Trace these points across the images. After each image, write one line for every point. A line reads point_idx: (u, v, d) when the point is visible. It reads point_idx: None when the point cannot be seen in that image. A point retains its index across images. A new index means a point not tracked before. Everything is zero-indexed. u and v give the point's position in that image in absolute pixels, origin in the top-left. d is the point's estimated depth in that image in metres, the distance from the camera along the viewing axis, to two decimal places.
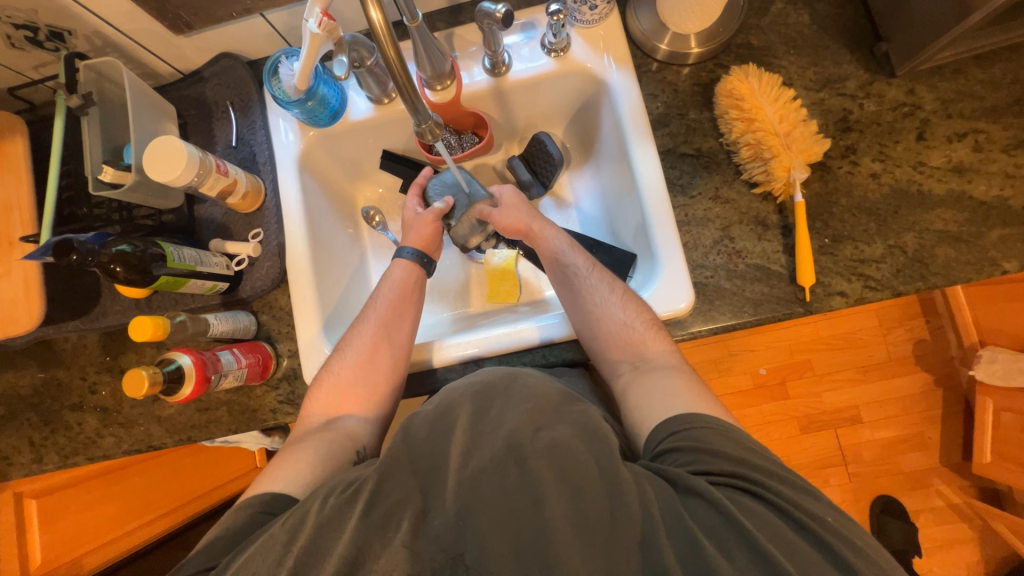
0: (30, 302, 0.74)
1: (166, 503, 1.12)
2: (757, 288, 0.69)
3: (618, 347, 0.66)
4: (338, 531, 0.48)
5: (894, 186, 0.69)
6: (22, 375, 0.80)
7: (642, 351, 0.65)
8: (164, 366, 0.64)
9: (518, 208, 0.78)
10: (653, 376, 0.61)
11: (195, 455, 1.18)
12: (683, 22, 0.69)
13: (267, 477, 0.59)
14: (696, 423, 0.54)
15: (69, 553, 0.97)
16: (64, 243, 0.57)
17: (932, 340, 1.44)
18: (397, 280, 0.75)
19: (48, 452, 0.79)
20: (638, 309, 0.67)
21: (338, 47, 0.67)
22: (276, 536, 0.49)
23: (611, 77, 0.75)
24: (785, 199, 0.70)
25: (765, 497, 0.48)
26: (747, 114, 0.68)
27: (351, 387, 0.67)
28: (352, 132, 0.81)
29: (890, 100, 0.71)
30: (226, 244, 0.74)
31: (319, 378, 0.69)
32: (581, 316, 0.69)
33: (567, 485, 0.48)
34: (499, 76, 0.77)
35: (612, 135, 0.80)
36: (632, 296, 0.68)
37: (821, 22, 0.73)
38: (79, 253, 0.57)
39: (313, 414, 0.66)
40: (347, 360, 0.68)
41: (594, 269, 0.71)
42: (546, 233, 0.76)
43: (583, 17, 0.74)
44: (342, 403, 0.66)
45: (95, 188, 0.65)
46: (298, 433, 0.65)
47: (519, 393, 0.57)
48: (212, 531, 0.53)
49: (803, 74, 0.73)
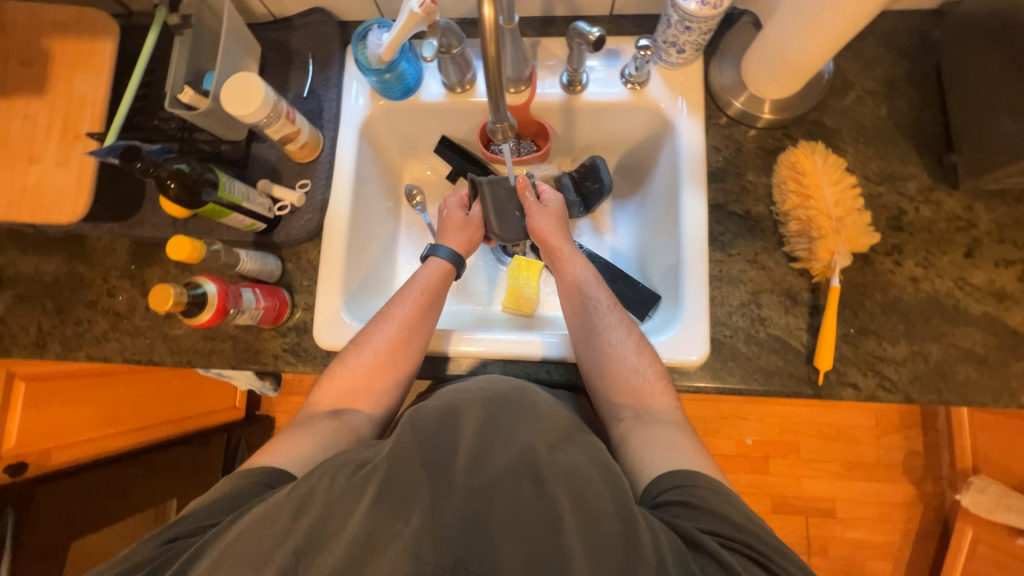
0: (79, 197, 0.70)
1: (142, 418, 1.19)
2: (771, 359, 0.70)
3: (625, 392, 0.65)
4: (347, 512, 0.48)
5: (930, 295, 0.69)
6: (50, 261, 0.83)
7: (647, 400, 0.64)
8: (190, 289, 0.65)
9: (556, 220, 0.79)
10: (657, 431, 0.61)
11: (182, 379, 1.27)
12: (763, 86, 0.72)
13: (268, 450, 0.61)
14: (700, 481, 0.54)
15: (41, 443, 1.00)
16: (133, 150, 0.61)
17: (926, 454, 1.41)
18: (428, 282, 0.74)
19: (52, 341, 0.81)
20: (650, 359, 0.67)
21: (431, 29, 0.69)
22: (282, 507, 0.49)
23: (679, 121, 0.77)
24: (820, 280, 0.70)
25: (767, 566, 0.48)
26: (804, 190, 0.68)
27: (362, 385, 0.68)
28: (419, 111, 0.83)
29: (946, 210, 0.71)
30: (273, 187, 0.76)
31: (332, 369, 0.69)
32: (592, 352, 0.68)
33: (580, 513, 0.47)
34: (573, 94, 0.79)
35: (666, 177, 0.81)
36: (646, 345, 0.68)
37: (897, 118, 0.74)
38: (143, 162, 0.61)
39: (320, 401, 0.68)
40: (362, 358, 0.69)
41: (614, 308, 0.72)
42: (572, 262, 0.76)
43: (669, 59, 0.75)
44: (350, 397, 0.67)
45: (168, 104, 0.66)
46: (304, 416, 0.67)
47: (530, 409, 0.56)
48: (213, 491, 0.55)
49: (867, 164, 0.73)
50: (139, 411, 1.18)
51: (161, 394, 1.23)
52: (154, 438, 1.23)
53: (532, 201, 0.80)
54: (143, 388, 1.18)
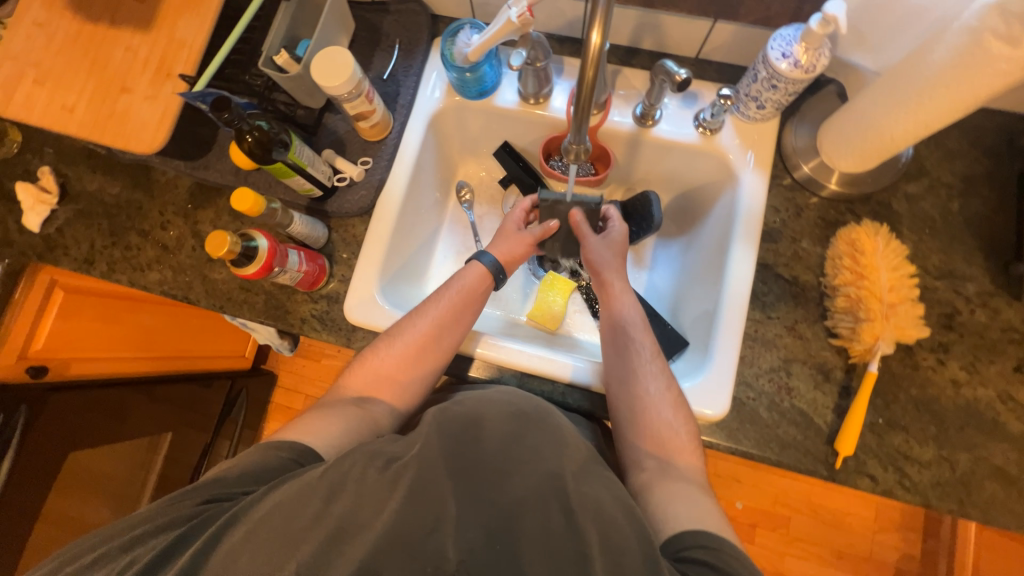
0: (158, 131, 0.73)
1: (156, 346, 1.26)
2: (791, 431, 0.68)
3: (653, 442, 0.64)
4: (382, 501, 0.49)
5: (969, 402, 0.67)
6: (115, 185, 0.87)
7: (674, 455, 0.63)
8: (245, 241, 0.66)
9: (614, 254, 0.77)
10: (679, 486, 0.59)
11: (198, 317, 1.35)
12: (837, 157, 0.71)
13: (296, 428, 0.62)
14: (726, 548, 0.51)
15: (63, 353, 1.05)
16: (223, 100, 0.62)
17: (921, 561, 1.35)
18: (465, 286, 0.74)
19: (100, 260, 0.84)
20: (684, 416, 0.65)
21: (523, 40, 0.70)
22: (317, 488, 0.50)
23: (744, 174, 0.76)
24: (858, 362, 0.68)
25: None
26: (858, 269, 0.66)
27: (389, 376, 0.69)
28: (489, 113, 0.85)
29: (1002, 319, 0.69)
30: (337, 158, 0.78)
31: (363, 356, 0.71)
32: (626, 395, 0.67)
33: (605, 551, 0.46)
34: (643, 127, 0.79)
35: (719, 227, 0.80)
36: (682, 401, 0.66)
37: (968, 216, 0.72)
38: (230, 113, 0.62)
39: (350, 386, 0.69)
40: (393, 350, 0.69)
41: (655, 356, 0.70)
42: (620, 298, 0.75)
43: (746, 112, 0.75)
44: (376, 386, 0.68)
45: (263, 63, 0.69)
46: (331, 399, 0.68)
47: (554, 433, 0.57)
48: (248, 461, 0.57)
49: (928, 256, 0.71)
50: (152, 340, 1.25)
51: (177, 326, 1.31)
52: (157, 370, 1.28)
53: (590, 233, 0.79)
54: (161, 318, 1.25)
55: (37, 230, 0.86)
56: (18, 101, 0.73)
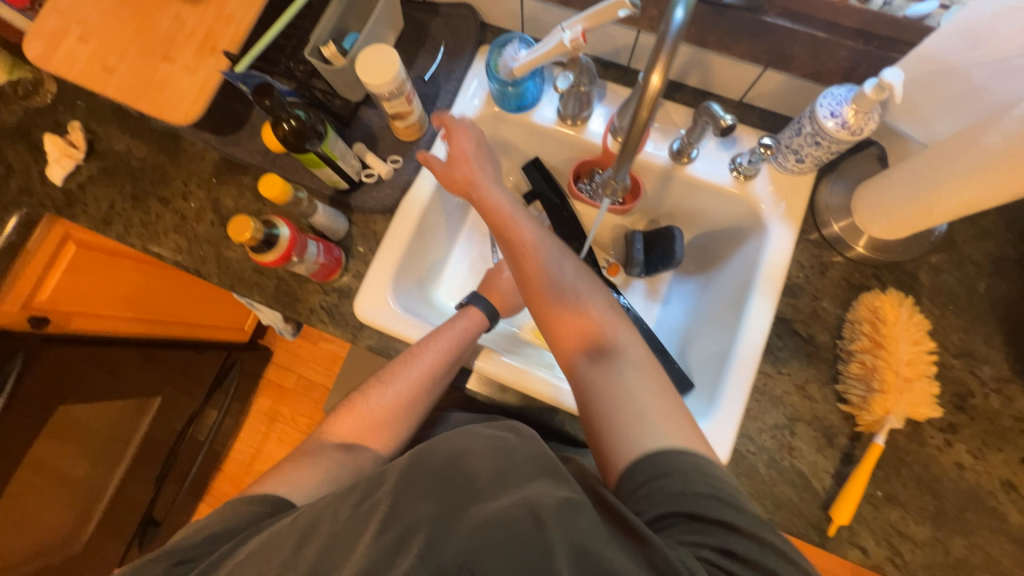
0: (195, 103, 0.72)
1: (158, 310, 1.26)
2: (788, 491, 0.67)
3: (566, 323, 0.67)
4: (348, 547, 0.45)
5: (971, 487, 0.66)
6: (144, 148, 0.87)
7: (593, 335, 0.64)
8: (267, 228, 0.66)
9: (473, 155, 0.75)
10: (607, 376, 0.59)
11: (203, 288, 1.35)
12: (871, 221, 0.70)
13: (277, 479, 0.63)
14: (682, 464, 0.51)
15: (67, 306, 1.04)
16: (266, 88, 0.63)
17: None
18: (455, 337, 0.72)
19: (118, 223, 0.84)
20: (583, 299, 0.67)
21: (571, 63, 0.70)
22: (289, 538, 0.49)
23: (772, 224, 0.75)
24: (865, 431, 0.67)
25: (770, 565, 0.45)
26: (878, 338, 0.65)
27: (375, 425, 0.70)
28: (525, 127, 0.84)
29: (1015, 407, 0.68)
30: (366, 153, 0.78)
31: (353, 403, 0.72)
32: (549, 325, 0.67)
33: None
34: (678, 164, 0.78)
35: (740, 274, 0.79)
36: (586, 292, 0.67)
37: (993, 298, 0.71)
38: (272, 101, 0.63)
39: (333, 432, 0.71)
40: (381, 400, 0.71)
41: (572, 278, 0.68)
42: (489, 188, 0.74)
43: (785, 163, 0.74)
44: (362, 432, 0.70)
45: (308, 52, 0.69)
46: (318, 442, 0.71)
47: (537, 462, 0.50)
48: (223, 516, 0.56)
49: (948, 333, 0.70)
50: (152, 303, 1.24)
51: (181, 294, 1.30)
52: (148, 332, 1.27)
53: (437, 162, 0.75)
54: (164, 283, 1.24)
55: (59, 183, 0.86)
56: (59, 55, 0.73)
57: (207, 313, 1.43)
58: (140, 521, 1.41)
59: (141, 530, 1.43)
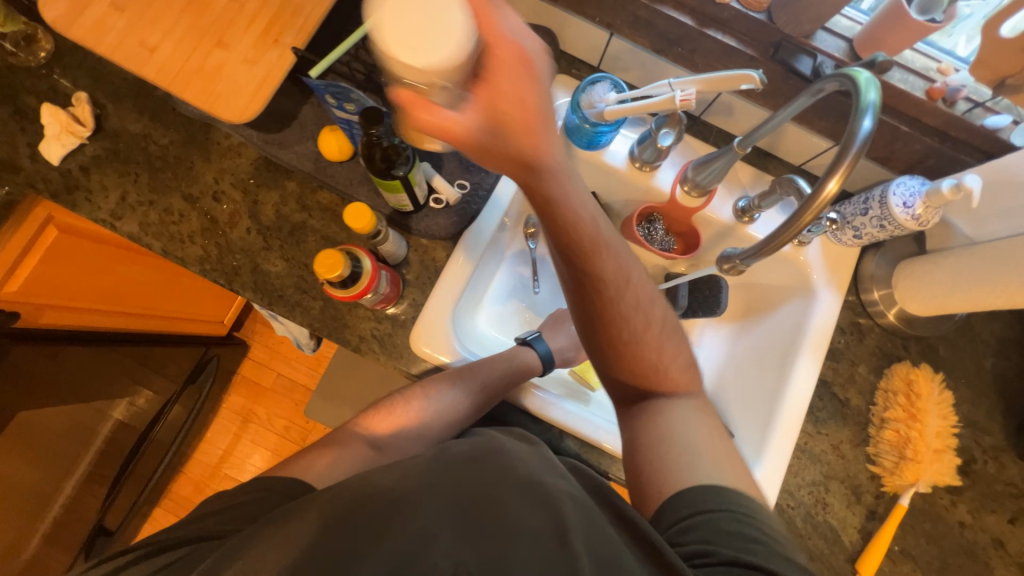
0: (252, 101, 0.63)
1: (137, 302, 1.11)
2: (820, 544, 0.72)
3: (629, 364, 0.60)
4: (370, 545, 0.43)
5: (968, 543, 0.74)
6: (166, 134, 0.76)
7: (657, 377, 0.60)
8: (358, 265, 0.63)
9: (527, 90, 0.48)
10: (660, 411, 0.59)
11: (189, 280, 1.21)
12: (910, 297, 0.76)
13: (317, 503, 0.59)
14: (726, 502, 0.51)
15: (37, 298, 0.88)
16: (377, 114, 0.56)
17: None
18: (517, 371, 0.72)
19: (129, 218, 0.73)
20: (654, 334, 0.60)
21: (672, 120, 0.71)
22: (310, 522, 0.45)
23: (821, 290, 0.80)
24: (889, 491, 0.74)
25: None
26: (910, 410, 0.72)
27: (409, 432, 0.67)
28: (593, 165, 0.83)
29: (1008, 473, 0.76)
30: (435, 177, 0.73)
31: (391, 403, 0.69)
32: (621, 355, 0.60)
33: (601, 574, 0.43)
34: (740, 223, 0.81)
35: (782, 331, 0.83)
36: (657, 324, 0.60)
37: (997, 374, 0.80)
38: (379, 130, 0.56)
39: (363, 428, 0.67)
40: (424, 409, 0.67)
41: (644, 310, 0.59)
42: (562, 181, 0.52)
43: (840, 237, 0.78)
44: (395, 437, 0.66)
45: None
46: (343, 431, 0.67)
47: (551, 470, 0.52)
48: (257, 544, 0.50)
49: (960, 403, 0.78)
50: (133, 296, 1.10)
51: (165, 286, 1.16)
52: (123, 326, 1.12)
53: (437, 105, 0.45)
54: (149, 275, 1.10)
55: (56, 162, 0.74)
56: (86, 23, 0.62)
57: (188, 306, 1.28)
58: (92, 529, 1.27)
59: (92, 538, 1.29)
